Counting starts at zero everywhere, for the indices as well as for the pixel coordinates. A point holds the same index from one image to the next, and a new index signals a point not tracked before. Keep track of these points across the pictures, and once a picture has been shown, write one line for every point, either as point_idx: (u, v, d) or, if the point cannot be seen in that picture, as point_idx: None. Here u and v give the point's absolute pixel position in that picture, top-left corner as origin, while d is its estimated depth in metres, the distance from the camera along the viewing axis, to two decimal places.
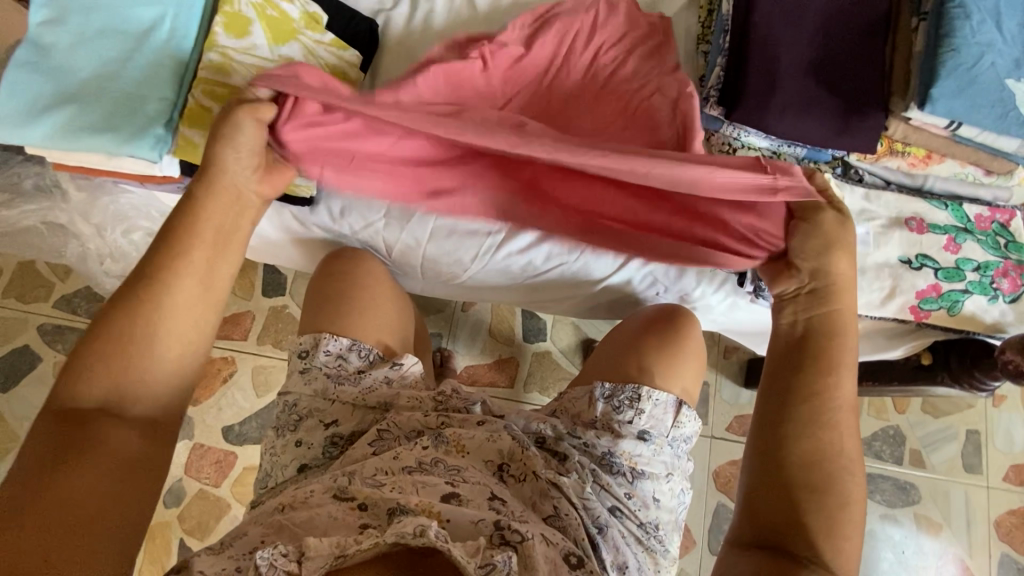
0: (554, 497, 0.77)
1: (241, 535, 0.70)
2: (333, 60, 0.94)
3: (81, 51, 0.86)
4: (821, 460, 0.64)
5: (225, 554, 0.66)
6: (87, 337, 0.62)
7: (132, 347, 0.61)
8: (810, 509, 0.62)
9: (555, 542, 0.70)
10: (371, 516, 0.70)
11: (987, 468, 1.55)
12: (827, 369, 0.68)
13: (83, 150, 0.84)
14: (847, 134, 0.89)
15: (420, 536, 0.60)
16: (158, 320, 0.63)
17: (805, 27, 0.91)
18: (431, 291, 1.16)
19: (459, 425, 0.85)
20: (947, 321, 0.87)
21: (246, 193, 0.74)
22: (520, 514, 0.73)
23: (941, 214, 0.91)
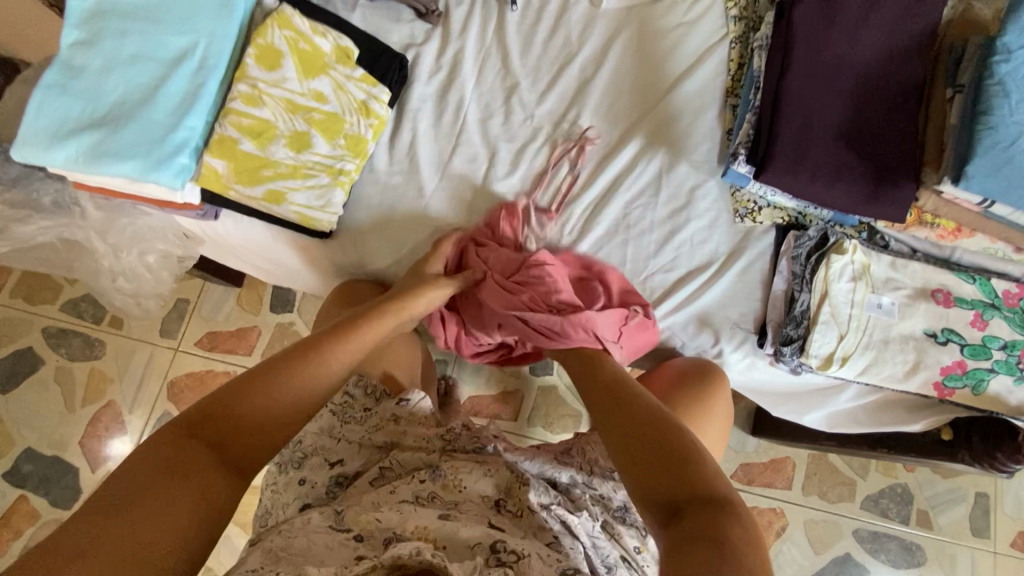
0: (554, 529, 0.76)
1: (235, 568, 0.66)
2: (363, 96, 0.93)
3: (112, 74, 0.86)
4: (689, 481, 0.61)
5: None
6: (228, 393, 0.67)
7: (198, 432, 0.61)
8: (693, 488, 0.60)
9: (552, 562, 0.68)
10: (366, 548, 0.68)
11: (995, 533, 1.51)
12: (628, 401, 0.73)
13: (105, 175, 0.83)
14: (877, 202, 0.87)
15: (417, 556, 0.59)
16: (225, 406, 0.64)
17: (839, 92, 0.90)
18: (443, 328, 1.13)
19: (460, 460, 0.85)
20: (971, 400, 0.86)
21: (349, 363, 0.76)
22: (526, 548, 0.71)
23: (969, 287, 0.89)
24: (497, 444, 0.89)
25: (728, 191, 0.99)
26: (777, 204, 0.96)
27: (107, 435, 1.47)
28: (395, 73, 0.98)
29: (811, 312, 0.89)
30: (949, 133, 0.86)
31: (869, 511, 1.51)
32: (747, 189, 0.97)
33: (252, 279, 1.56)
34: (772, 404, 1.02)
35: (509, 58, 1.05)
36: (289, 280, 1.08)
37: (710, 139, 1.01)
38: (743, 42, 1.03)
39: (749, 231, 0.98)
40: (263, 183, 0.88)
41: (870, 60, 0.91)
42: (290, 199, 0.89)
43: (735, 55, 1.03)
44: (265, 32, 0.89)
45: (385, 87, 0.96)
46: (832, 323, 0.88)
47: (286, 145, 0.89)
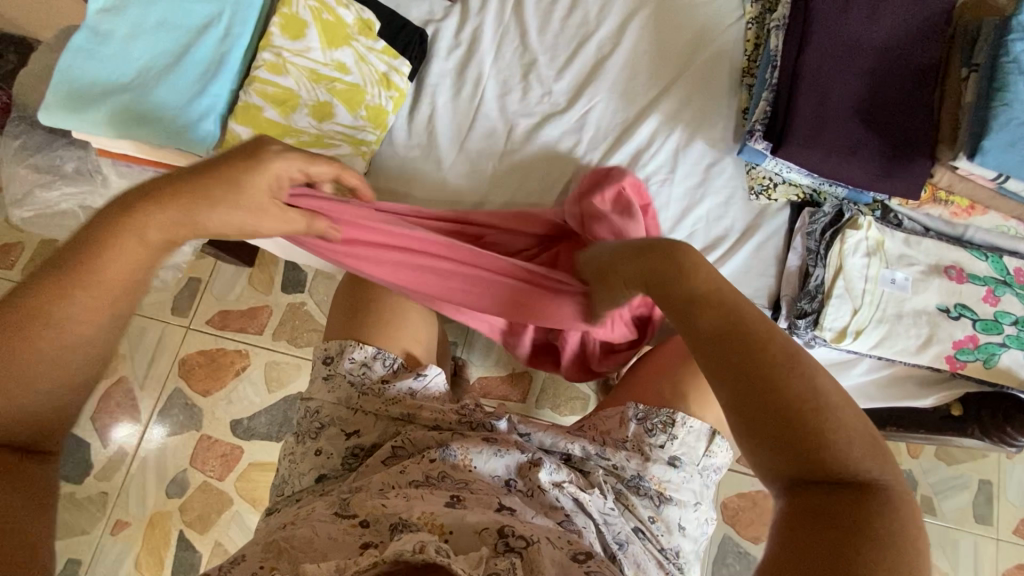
0: (563, 509, 0.77)
1: (241, 555, 0.68)
2: (384, 69, 0.95)
3: (138, 41, 0.87)
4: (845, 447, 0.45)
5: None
6: None
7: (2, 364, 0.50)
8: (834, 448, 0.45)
9: (562, 546, 0.68)
10: (372, 534, 0.69)
11: (997, 520, 1.53)
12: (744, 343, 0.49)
13: (131, 140, 0.84)
14: (891, 178, 0.89)
15: (420, 552, 0.58)
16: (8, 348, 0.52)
17: (855, 69, 0.91)
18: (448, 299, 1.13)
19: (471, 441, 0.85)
20: (983, 373, 0.87)
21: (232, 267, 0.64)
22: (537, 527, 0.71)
23: (981, 264, 0.90)
24: (512, 417, 0.89)
25: (743, 170, 1.00)
26: (791, 181, 0.97)
27: (118, 410, 1.48)
28: (415, 47, 0.99)
29: (825, 287, 0.91)
30: (964, 111, 0.87)
31: None
32: (761, 167, 0.98)
33: (264, 259, 1.57)
34: None
35: (527, 35, 1.05)
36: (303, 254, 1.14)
37: (726, 119, 1.02)
38: (759, 23, 1.04)
39: (764, 209, 0.99)
40: None
41: (887, 39, 0.92)
42: None
43: (751, 37, 1.04)
44: (290, 2, 0.90)
45: (405, 60, 0.97)
46: (846, 297, 0.89)
47: (309, 113, 0.90)
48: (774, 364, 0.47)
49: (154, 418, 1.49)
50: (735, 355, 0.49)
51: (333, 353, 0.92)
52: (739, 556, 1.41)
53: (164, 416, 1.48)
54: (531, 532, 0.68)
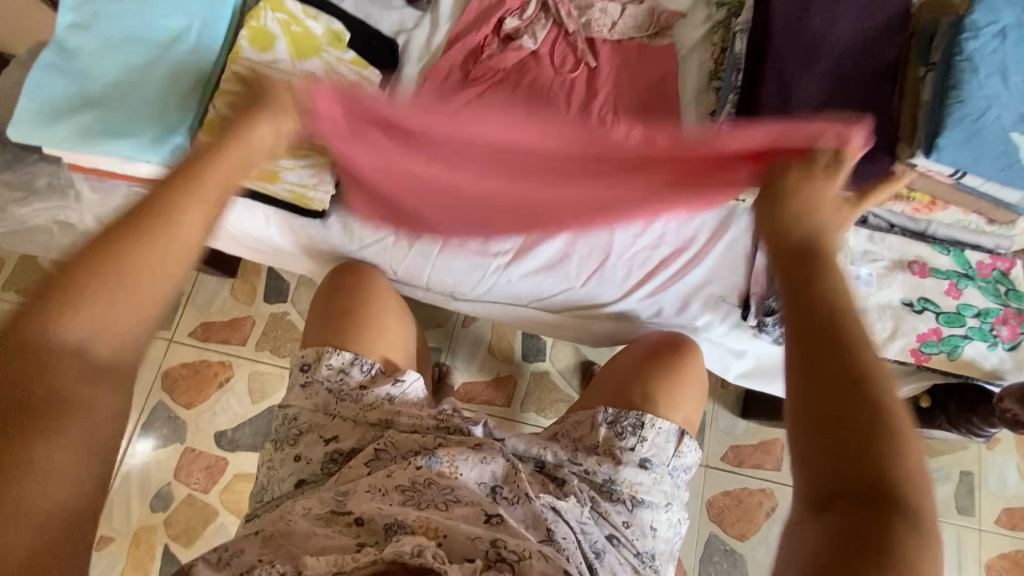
0: (548, 521, 0.77)
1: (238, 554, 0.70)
2: (354, 78, 0.95)
3: (107, 56, 0.87)
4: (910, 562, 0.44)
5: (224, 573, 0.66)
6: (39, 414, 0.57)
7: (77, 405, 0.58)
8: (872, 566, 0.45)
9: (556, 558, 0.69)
10: (367, 534, 0.71)
11: (979, 511, 1.55)
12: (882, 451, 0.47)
13: (102, 154, 0.85)
14: (856, 177, 0.90)
15: (418, 556, 0.60)
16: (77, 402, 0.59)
17: (818, 70, 0.93)
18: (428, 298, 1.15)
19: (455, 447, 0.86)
20: (947, 366, 0.88)
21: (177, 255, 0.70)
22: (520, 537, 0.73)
23: (942, 258, 0.93)
24: (488, 424, 0.90)
25: None
26: None
27: None
28: (386, 56, 1.01)
29: None
30: (922, 108, 0.89)
31: None
32: None
33: (246, 269, 1.57)
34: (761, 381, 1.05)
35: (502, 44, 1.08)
36: (286, 257, 1.12)
37: (694, 123, 1.03)
38: (724, 27, 1.07)
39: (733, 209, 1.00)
40: (255, 162, 0.89)
41: (847, 41, 0.93)
42: (285, 178, 0.93)
43: (717, 40, 1.07)
44: (258, 15, 0.91)
45: (376, 70, 0.98)
46: None
47: None
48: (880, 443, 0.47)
49: (136, 433, 1.48)
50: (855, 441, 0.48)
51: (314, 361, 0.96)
52: (725, 554, 1.42)
53: (147, 430, 1.48)
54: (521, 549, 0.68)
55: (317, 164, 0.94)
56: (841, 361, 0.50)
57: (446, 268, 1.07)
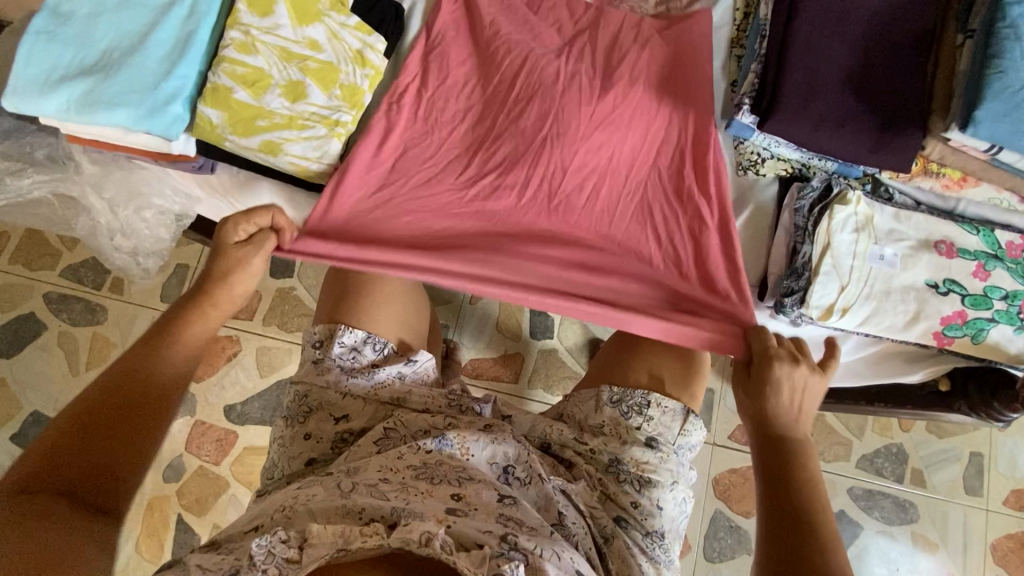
0: (559, 504, 0.78)
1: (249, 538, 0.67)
2: (358, 45, 0.91)
3: (101, 21, 0.84)
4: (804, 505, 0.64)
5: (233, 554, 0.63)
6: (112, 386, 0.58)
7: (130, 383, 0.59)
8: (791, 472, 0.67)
9: (565, 555, 0.67)
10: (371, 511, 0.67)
11: (987, 491, 1.55)
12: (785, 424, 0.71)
13: (99, 125, 0.81)
14: (883, 152, 0.86)
15: (426, 545, 0.58)
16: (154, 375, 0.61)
17: (847, 37, 0.87)
18: None
19: (465, 428, 0.86)
20: (970, 349, 0.85)
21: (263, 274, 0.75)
22: (532, 526, 0.71)
23: (972, 239, 0.88)
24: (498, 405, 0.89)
25: (732, 145, 0.98)
26: (779, 156, 0.95)
27: None
28: (391, 22, 0.96)
29: (813, 264, 0.88)
30: (958, 78, 0.84)
31: (863, 470, 1.56)
32: (750, 141, 0.96)
33: None
34: None
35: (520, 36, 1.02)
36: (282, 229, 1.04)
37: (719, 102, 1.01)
38: None
39: (752, 183, 0.98)
40: (258, 133, 0.86)
41: (880, 5, 0.87)
42: (286, 150, 0.88)
43: (740, 5, 1.03)
44: None
45: (381, 36, 0.93)
46: (833, 275, 0.87)
47: (281, 94, 0.87)
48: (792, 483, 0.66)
49: None
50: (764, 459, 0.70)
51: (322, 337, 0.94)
52: (730, 530, 1.43)
53: None
54: (531, 541, 0.66)
55: (320, 135, 0.89)
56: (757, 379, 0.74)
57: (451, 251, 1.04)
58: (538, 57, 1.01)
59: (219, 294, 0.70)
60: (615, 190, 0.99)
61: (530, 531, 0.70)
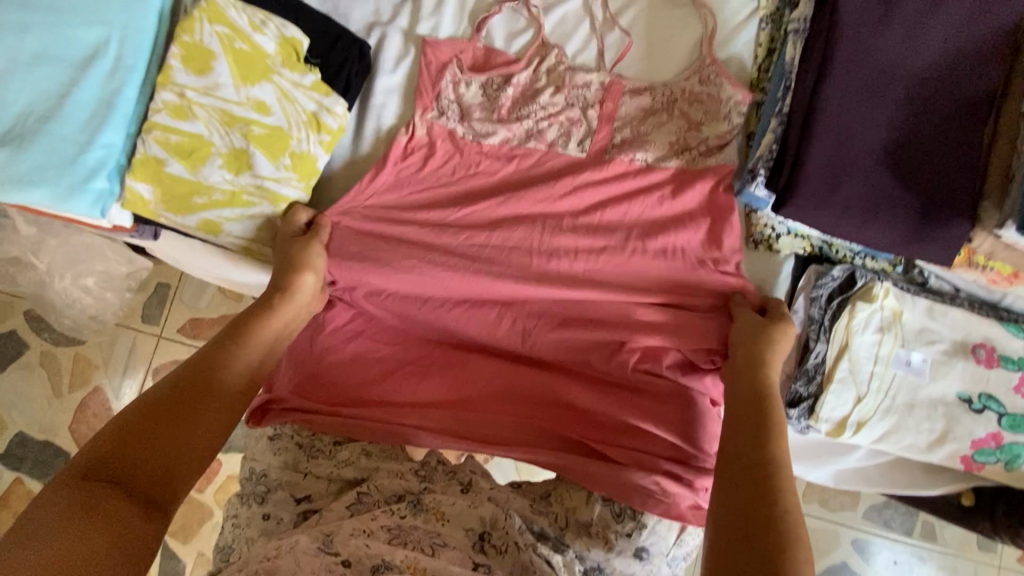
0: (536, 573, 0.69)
1: None
2: (312, 107, 0.78)
3: (14, 78, 0.73)
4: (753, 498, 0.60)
5: None
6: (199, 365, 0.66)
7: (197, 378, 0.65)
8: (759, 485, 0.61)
9: None
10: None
11: (1002, 547, 1.46)
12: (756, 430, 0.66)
13: (16, 204, 0.72)
14: (919, 243, 0.73)
15: None
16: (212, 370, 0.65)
17: (887, 100, 0.72)
18: None
19: (441, 491, 0.78)
20: (1003, 477, 0.74)
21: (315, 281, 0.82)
22: None
23: (1017, 343, 0.76)
24: (475, 478, 0.81)
25: (744, 212, 0.85)
26: (798, 232, 0.82)
27: (95, 421, 1.47)
28: (355, 63, 0.83)
29: (826, 366, 0.77)
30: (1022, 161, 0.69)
31: (870, 520, 1.48)
32: (763, 212, 0.83)
33: None
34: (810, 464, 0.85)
35: (508, 86, 0.90)
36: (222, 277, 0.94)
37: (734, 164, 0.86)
38: (775, 22, 0.88)
39: (763, 259, 0.85)
40: (194, 211, 0.77)
41: (932, 60, 0.72)
42: (228, 229, 0.79)
43: (764, 40, 0.88)
44: (192, 27, 0.75)
45: (342, 97, 0.80)
46: (849, 382, 0.76)
47: (222, 165, 0.77)
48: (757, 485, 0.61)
49: None
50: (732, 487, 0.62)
51: (281, 415, 0.89)
52: None
53: None
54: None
55: (266, 213, 0.79)
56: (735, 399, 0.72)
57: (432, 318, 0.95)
58: (526, 103, 0.89)
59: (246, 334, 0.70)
60: (603, 266, 0.87)
61: None
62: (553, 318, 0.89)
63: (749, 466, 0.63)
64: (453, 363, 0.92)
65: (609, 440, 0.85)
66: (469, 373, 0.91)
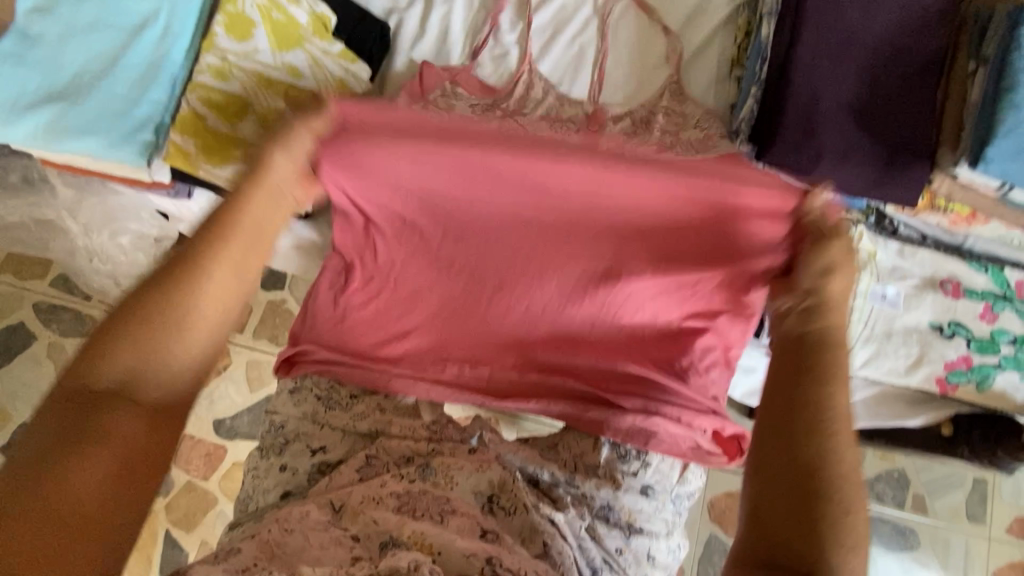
0: (544, 534, 0.72)
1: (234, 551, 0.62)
2: (340, 72, 0.87)
3: (70, 44, 0.80)
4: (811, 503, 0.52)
5: (222, 565, 0.59)
6: (120, 316, 0.59)
7: (154, 325, 0.59)
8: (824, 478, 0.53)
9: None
10: (361, 548, 0.63)
11: (990, 518, 1.51)
12: (827, 383, 0.56)
13: (68, 153, 0.78)
14: (886, 187, 0.81)
15: (414, 570, 0.57)
16: (162, 313, 0.60)
17: (851, 63, 0.83)
18: None
19: (450, 454, 0.80)
20: (974, 397, 0.82)
21: (290, 198, 0.72)
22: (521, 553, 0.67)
23: (979, 278, 0.84)
24: (484, 434, 0.83)
25: None
26: None
27: None
28: (375, 40, 0.91)
29: None
30: (968, 110, 0.79)
31: None
32: None
33: None
34: None
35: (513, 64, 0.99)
36: None
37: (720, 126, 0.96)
38: (751, 7, 0.97)
39: None
40: (231, 162, 0.83)
41: (888, 29, 0.83)
42: None
43: (743, 23, 0.98)
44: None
45: (366, 64, 0.89)
46: None
47: (257, 123, 0.84)
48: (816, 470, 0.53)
49: None
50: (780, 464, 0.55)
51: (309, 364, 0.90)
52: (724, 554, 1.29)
53: None
54: (519, 567, 0.62)
55: None
56: (820, 375, 0.57)
57: None
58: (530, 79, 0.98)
59: (187, 270, 0.62)
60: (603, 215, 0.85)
61: (515, 552, 0.65)
62: (559, 268, 0.88)
63: (785, 426, 0.56)
64: (452, 313, 0.90)
65: (620, 386, 0.86)
66: (474, 321, 0.90)
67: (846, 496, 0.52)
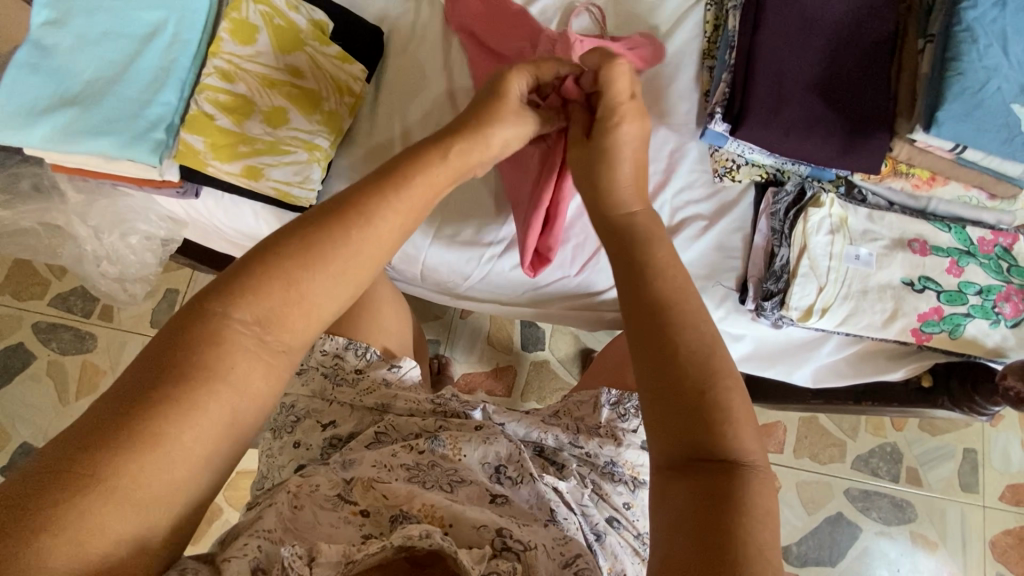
0: (553, 503, 0.71)
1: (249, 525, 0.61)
2: (339, 74, 0.93)
3: (83, 53, 0.85)
4: (701, 449, 0.50)
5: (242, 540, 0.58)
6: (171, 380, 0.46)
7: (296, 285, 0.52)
8: (708, 439, 0.51)
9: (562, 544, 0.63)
10: (373, 525, 0.63)
11: (984, 487, 1.44)
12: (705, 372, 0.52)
13: (82, 153, 0.83)
14: (852, 154, 0.88)
15: (427, 538, 0.54)
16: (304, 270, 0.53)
17: (811, 45, 0.90)
18: (416, 292, 1.08)
19: (456, 429, 0.79)
20: (948, 344, 0.87)
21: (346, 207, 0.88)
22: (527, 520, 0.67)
23: (944, 236, 0.90)
24: (487, 407, 0.84)
25: (708, 153, 0.98)
26: (755, 162, 0.96)
27: None
28: (368, 45, 0.99)
29: (791, 266, 0.90)
30: (920, 82, 0.86)
31: (859, 471, 1.44)
32: (725, 149, 0.97)
33: None
34: (787, 365, 0.98)
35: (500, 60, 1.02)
36: None
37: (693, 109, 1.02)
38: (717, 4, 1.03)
39: (728, 189, 0.98)
40: (240, 158, 0.88)
41: (842, 15, 0.91)
42: (268, 174, 0.89)
43: (711, 17, 1.03)
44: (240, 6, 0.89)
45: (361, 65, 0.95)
46: (811, 275, 0.89)
47: (262, 120, 0.90)
48: (704, 410, 0.51)
49: None
50: (672, 433, 0.51)
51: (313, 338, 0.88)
52: None
53: None
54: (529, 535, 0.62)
55: (300, 160, 0.91)
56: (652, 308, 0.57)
57: (436, 258, 0.97)
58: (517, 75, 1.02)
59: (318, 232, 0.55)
60: None
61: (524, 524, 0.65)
62: None
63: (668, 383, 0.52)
64: None
65: None
66: None
67: (723, 442, 0.50)
